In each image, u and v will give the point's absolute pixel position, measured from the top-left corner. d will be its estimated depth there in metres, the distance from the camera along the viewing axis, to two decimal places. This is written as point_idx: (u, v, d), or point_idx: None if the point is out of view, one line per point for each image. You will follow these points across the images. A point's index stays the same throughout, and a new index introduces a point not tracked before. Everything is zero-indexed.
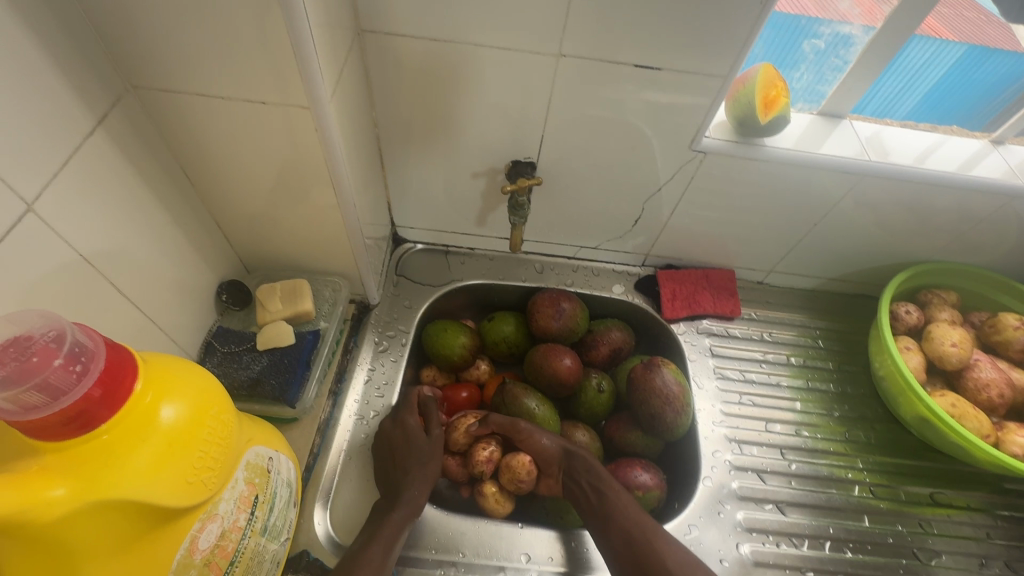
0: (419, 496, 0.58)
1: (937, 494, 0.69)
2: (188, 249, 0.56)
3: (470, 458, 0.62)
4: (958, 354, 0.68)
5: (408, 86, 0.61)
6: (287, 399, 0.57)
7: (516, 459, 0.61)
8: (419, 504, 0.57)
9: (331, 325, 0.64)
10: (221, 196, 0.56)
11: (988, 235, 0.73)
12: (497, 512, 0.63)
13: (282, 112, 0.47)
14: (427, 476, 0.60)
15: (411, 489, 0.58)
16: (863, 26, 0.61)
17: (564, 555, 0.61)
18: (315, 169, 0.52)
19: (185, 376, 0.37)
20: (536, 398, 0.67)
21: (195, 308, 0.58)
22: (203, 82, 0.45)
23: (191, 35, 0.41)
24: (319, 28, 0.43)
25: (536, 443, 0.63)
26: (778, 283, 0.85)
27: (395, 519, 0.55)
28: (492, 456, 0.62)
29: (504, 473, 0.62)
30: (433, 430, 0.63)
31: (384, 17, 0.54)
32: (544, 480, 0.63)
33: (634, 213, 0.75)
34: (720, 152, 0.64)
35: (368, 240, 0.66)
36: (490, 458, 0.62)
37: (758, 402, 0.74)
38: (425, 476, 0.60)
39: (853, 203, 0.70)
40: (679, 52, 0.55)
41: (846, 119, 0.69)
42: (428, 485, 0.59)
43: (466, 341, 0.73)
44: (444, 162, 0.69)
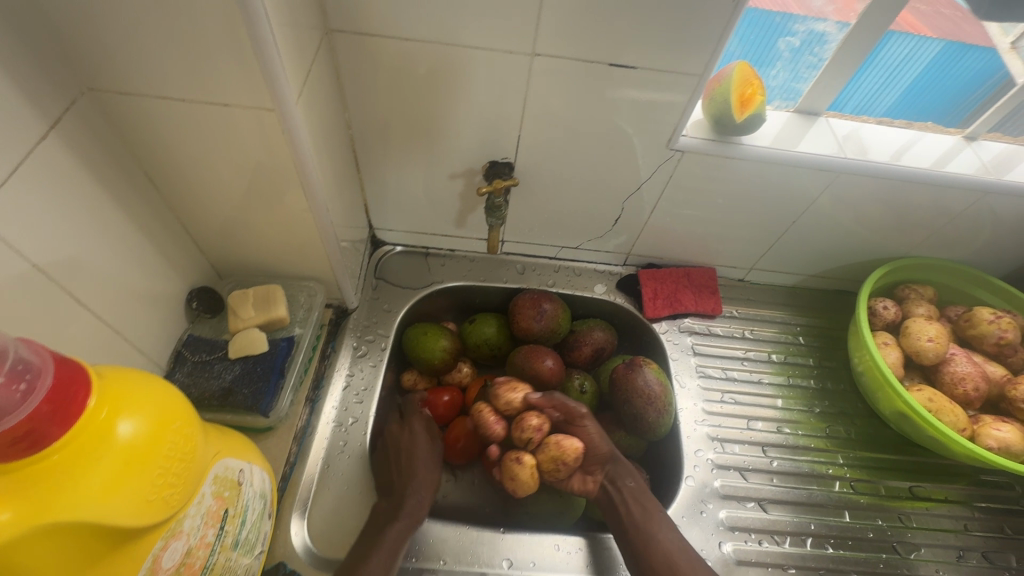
0: (421, 504, 0.60)
1: (916, 487, 0.70)
2: (154, 257, 0.54)
3: (520, 424, 0.63)
4: (934, 349, 0.69)
5: (381, 87, 0.59)
6: (260, 408, 0.55)
7: (568, 440, 0.62)
8: (422, 515, 0.60)
9: (306, 331, 0.63)
10: (188, 201, 0.55)
11: (963, 230, 0.74)
12: (521, 487, 0.62)
13: (246, 115, 0.46)
14: (422, 488, 0.61)
15: (410, 498, 0.60)
16: (838, 22, 0.60)
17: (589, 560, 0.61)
18: (283, 173, 0.51)
19: (144, 389, 0.36)
20: None
21: (163, 316, 0.57)
22: (162, 84, 0.44)
23: (145, 35, 0.40)
24: (281, 27, 0.42)
25: (586, 434, 0.64)
26: (759, 281, 0.86)
27: (397, 530, 0.57)
28: (541, 428, 0.63)
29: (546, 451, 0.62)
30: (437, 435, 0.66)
31: (353, 16, 0.53)
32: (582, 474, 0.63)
33: (614, 212, 0.74)
34: (697, 151, 0.64)
35: (344, 243, 0.65)
36: (540, 428, 0.63)
37: (740, 400, 0.74)
38: (423, 485, 0.62)
39: (831, 201, 0.71)
40: (653, 51, 0.55)
41: (822, 117, 0.69)
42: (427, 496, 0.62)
43: (446, 344, 0.72)
44: (420, 164, 0.68)
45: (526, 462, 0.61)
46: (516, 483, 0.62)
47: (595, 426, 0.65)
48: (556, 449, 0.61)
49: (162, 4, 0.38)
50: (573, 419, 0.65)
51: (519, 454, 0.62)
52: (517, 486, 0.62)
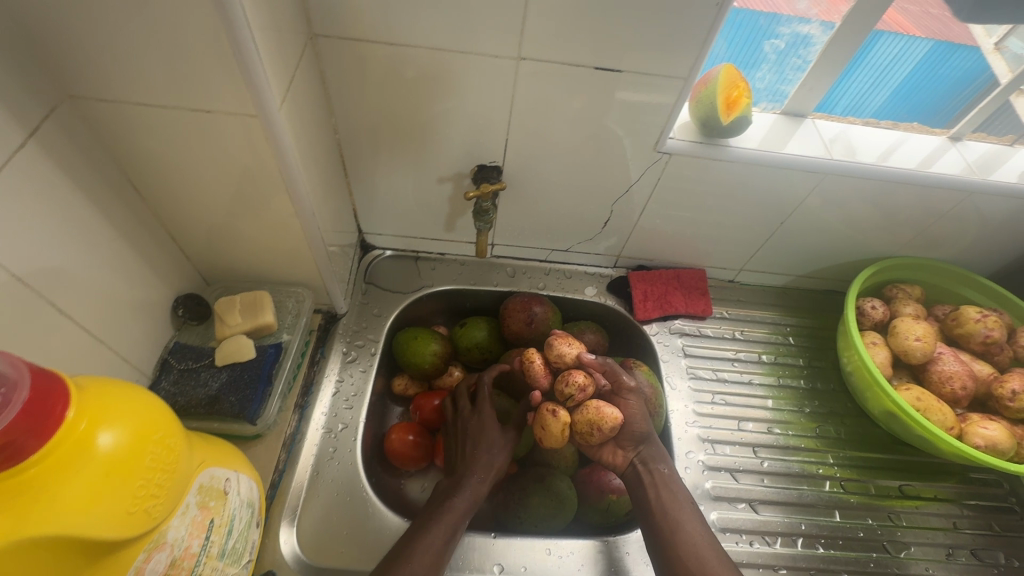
0: (480, 486, 0.59)
1: (905, 486, 0.70)
2: (138, 264, 0.54)
3: (565, 379, 0.61)
4: (921, 348, 0.69)
5: (367, 92, 0.59)
6: (248, 415, 0.55)
7: (609, 409, 0.59)
8: (481, 496, 0.58)
9: (294, 337, 0.62)
10: (173, 208, 0.54)
11: (948, 229, 0.75)
12: (546, 438, 0.61)
13: (229, 121, 0.45)
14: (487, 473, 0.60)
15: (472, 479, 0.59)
16: (823, 23, 0.61)
17: (603, 561, 0.62)
18: (268, 179, 0.51)
19: (126, 399, 0.35)
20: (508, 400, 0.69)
21: (149, 324, 0.56)
22: (143, 91, 0.43)
23: (125, 41, 0.40)
24: (263, 33, 0.42)
25: (629, 409, 0.62)
26: (749, 282, 0.86)
27: (456, 506, 0.56)
28: (584, 389, 0.61)
29: (584, 413, 0.60)
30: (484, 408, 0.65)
31: (338, 22, 0.53)
32: (613, 445, 0.62)
33: (603, 214, 0.74)
34: (684, 153, 0.64)
35: (332, 248, 0.65)
36: (584, 388, 0.61)
37: (730, 401, 0.75)
38: (488, 468, 0.60)
39: (818, 201, 0.71)
40: (637, 54, 0.55)
41: (809, 118, 0.70)
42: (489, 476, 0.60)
43: (437, 348, 0.72)
44: (408, 168, 0.68)
45: (561, 417, 0.60)
46: (546, 433, 0.61)
47: (639, 402, 0.63)
48: (595, 413, 0.59)
49: (141, 10, 0.38)
50: (619, 391, 0.63)
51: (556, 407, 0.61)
52: (546, 437, 0.61)
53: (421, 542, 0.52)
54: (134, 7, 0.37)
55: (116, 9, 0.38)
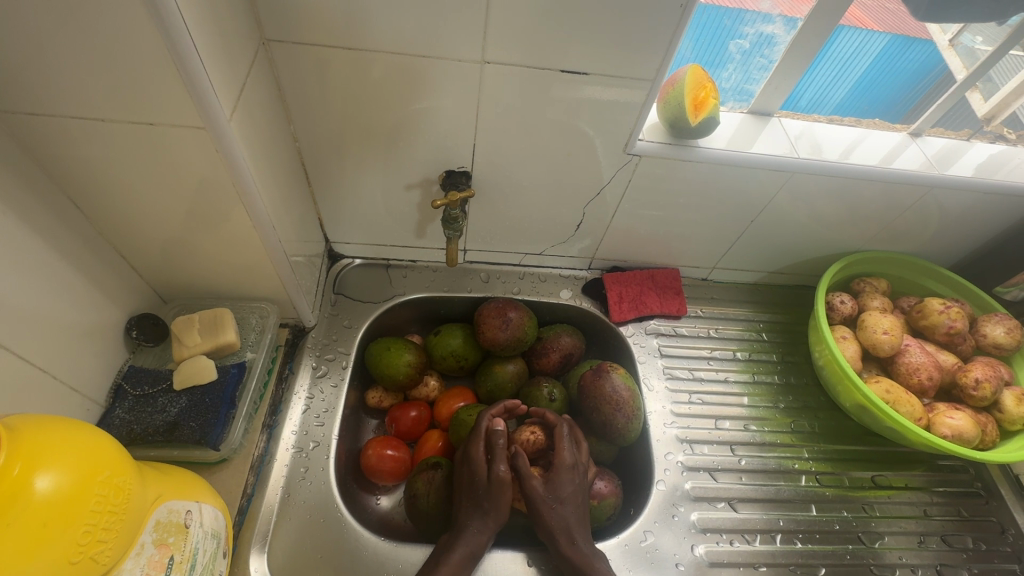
0: (479, 536, 0.57)
1: (878, 477, 0.71)
2: (83, 286, 0.50)
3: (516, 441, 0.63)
4: (889, 342, 0.70)
5: (326, 97, 0.57)
6: (210, 441, 0.52)
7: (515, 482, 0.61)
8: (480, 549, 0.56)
9: (259, 355, 0.60)
10: (122, 224, 0.51)
11: (911, 223, 0.76)
12: None
13: (176, 134, 0.43)
14: (490, 524, 0.57)
15: (471, 530, 0.57)
16: (786, 22, 0.61)
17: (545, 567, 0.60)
18: (222, 193, 0.48)
19: (66, 444, 0.33)
20: None
21: (100, 349, 0.53)
22: (79, 103, 0.40)
23: (54, 51, 0.37)
24: (206, 39, 0.40)
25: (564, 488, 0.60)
26: (721, 279, 0.87)
27: (451, 560, 0.55)
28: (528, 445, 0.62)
29: None
30: (500, 468, 0.59)
31: (291, 27, 0.51)
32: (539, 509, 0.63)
33: (575, 217, 0.74)
34: (655, 155, 0.64)
35: (295, 259, 0.62)
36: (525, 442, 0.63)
37: (707, 400, 0.75)
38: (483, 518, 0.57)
39: (787, 198, 0.71)
40: (604, 56, 0.54)
41: (775, 116, 0.70)
42: (490, 526, 0.58)
43: (411, 359, 0.70)
44: (373, 174, 0.66)
45: None
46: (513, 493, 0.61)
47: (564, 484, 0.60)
48: None
49: (70, 17, 0.35)
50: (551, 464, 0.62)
51: None
52: None
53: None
54: (60, 15, 0.35)
55: (42, 16, 0.35)
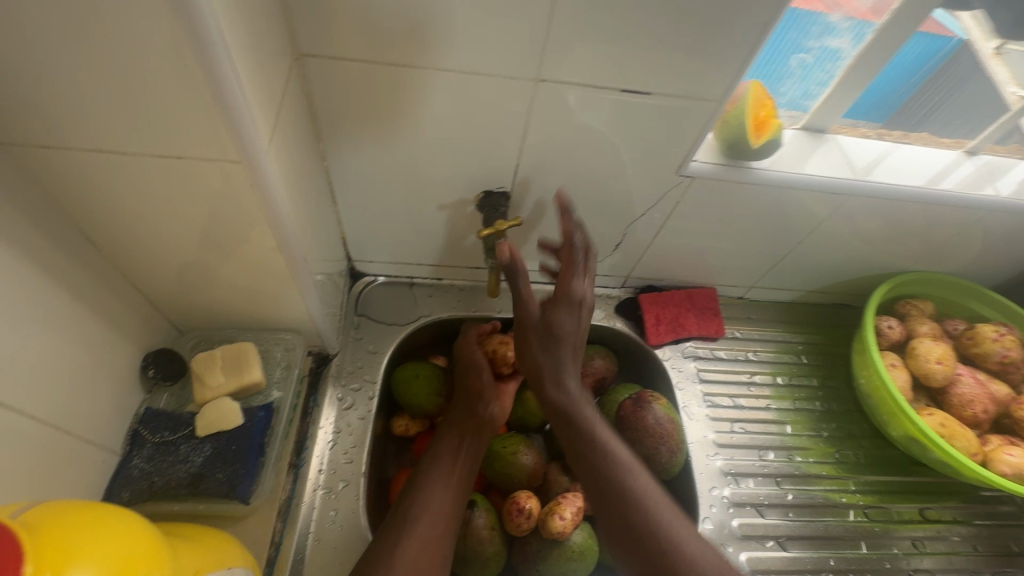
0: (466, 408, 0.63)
1: (926, 510, 0.69)
2: (97, 326, 0.46)
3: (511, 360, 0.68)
4: (942, 371, 0.68)
5: (360, 114, 0.52)
6: (238, 495, 0.48)
7: (559, 503, 0.61)
8: (464, 424, 0.62)
9: (286, 394, 0.55)
10: (139, 258, 0.46)
11: (962, 243, 0.73)
12: (518, 531, 0.61)
13: (206, 167, 0.38)
14: (473, 394, 0.64)
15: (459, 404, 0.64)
16: (852, 38, 0.57)
17: None
18: (253, 226, 0.44)
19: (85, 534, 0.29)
20: (490, 521, 0.61)
21: (116, 393, 0.48)
22: (97, 134, 0.36)
23: (72, 75, 0.32)
24: (246, 63, 0.35)
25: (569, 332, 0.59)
26: (758, 298, 0.83)
27: (443, 443, 0.61)
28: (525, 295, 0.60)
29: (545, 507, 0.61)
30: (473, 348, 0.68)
31: (327, 40, 0.46)
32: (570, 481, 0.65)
33: (615, 236, 0.69)
34: (708, 177, 0.60)
35: (319, 278, 0.57)
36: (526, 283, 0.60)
37: (749, 429, 0.72)
38: (472, 393, 0.64)
39: (837, 220, 0.68)
40: (668, 75, 0.50)
41: (829, 133, 0.66)
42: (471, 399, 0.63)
43: (440, 386, 0.66)
44: (404, 193, 0.62)
45: (530, 506, 0.61)
46: (554, 526, 0.59)
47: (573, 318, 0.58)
48: (557, 502, 0.61)
49: (96, 44, 0.31)
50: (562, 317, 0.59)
51: (520, 501, 0.62)
52: (512, 520, 0.61)
53: (410, 529, 0.53)
54: (86, 42, 0.30)
55: (61, 38, 0.30)
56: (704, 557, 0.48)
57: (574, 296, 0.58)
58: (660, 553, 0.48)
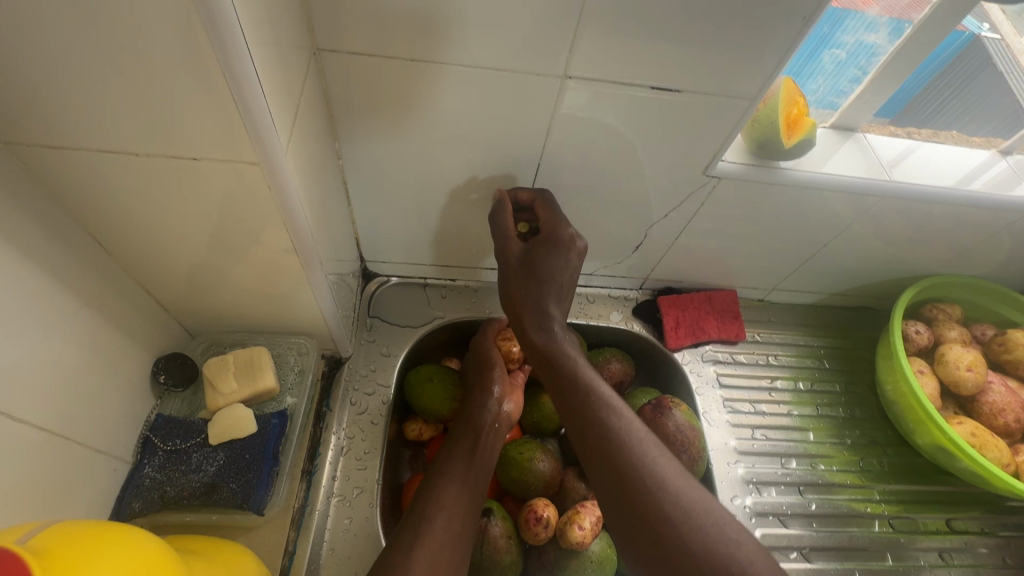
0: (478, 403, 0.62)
1: (953, 520, 0.67)
2: (107, 332, 0.44)
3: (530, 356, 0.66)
4: (973, 379, 0.66)
5: (377, 112, 0.51)
6: (252, 505, 0.46)
7: (578, 511, 0.59)
8: (478, 418, 0.61)
9: (300, 401, 0.54)
10: (150, 262, 0.45)
11: (994, 246, 0.71)
12: (536, 540, 0.59)
13: (222, 169, 0.37)
14: (486, 389, 0.63)
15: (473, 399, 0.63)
16: (888, 33, 0.55)
17: None
18: (268, 228, 0.42)
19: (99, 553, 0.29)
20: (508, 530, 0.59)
21: (127, 400, 0.47)
22: (108, 135, 0.34)
23: (84, 74, 0.30)
24: (266, 61, 0.34)
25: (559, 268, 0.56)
26: (779, 301, 0.81)
27: (457, 438, 0.60)
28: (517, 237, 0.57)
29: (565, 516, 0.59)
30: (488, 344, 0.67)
31: (345, 35, 0.44)
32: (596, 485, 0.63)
33: (636, 237, 0.67)
34: (736, 177, 0.58)
35: (332, 279, 0.56)
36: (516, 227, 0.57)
37: (771, 436, 0.70)
38: (485, 388, 0.63)
39: (865, 223, 0.66)
40: (700, 72, 0.48)
41: (859, 132, 0.64)
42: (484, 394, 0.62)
43: (454, 390, 0.65)
44: (420, 193, 0.60)
45: (549, 515, 0.59)
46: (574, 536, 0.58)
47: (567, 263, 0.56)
48: (577, 511, 0.59)
49: (109, 40, 0.29)
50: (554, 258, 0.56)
51: (538, 509, 0.60)
52: (530, 530, 0.59)
53: (431, 525, 0.51)
54: (98, 38, 0.29)
55: (72, 35, 0.28)
56: (691, 501, 0.44)
57: (563, 239, 0.56)
58: (648, 495, 0.44)
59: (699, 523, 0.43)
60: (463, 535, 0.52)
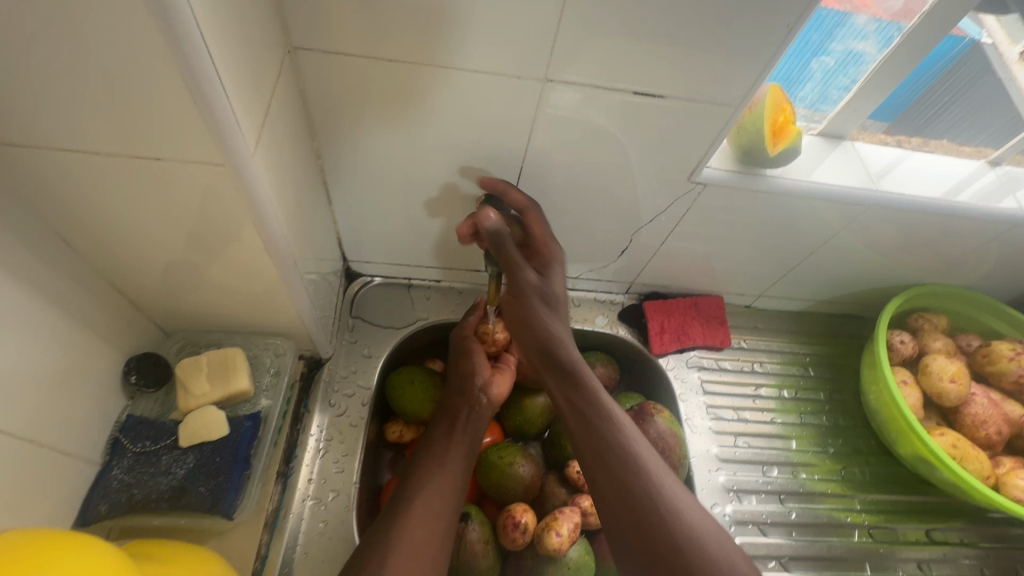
0: (457, 394, 0.61)
1: (933, 531, 0.67)
2: (75, 332, 0.44)
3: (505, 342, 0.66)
4: (956, 391, 0.66)
5: (356, 112, 0.50)
6: (221, 509, 0.46)
7: (555, 519, 0.58)
8: (458, 405, 0.60)
9: (275, 403, 0.54)
10: (119, 262, 0.44)
11: (981, 256, 0.70)
12: (514, 546, 0.59)
13: (189, 171, 0.36)
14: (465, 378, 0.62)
15: (453, 388, 0.62)
16: (878, 42, 0.54)
17: None
18: (239, 228, 0.41)
19: (56, 556, 0.28)
20: (486, 535, 0.58)
21: (95, 401, 0.46)
22: (70, 134, 0.33)
23: (40, 73, 0.30)
24: (231, 61, 0.33)
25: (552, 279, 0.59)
26: (766, 307, 0.80)
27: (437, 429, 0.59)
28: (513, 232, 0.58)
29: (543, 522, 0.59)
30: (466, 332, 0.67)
31: (323, 33, 0.44)
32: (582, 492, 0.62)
33: (621, 242, 0.67)
34: (721, 184, 0.58)
35: (311, 276, 0.55)
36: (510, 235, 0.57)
37: (753, 444, 0.70)
38: (464, 373, 0.63)
39: (852, 231, 0.66)
40: (683, 78, 0.48)
41: (847, 140, 0.63)
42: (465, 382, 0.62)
43: (432, 386, 0.64)
44: (402, 195, 0.59)
45: (527, 521, 0.59)
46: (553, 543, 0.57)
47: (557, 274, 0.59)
48: (554, 517, 0.58)
49: (65, 38, 0.28)
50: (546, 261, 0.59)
51: (517, 516, 0.59)
52: (509, 537, 0.59)
53: (408, 506, 0.52)
54: (52, 37, 0.28)
55: (25, 34, 0.28)
56: (702, 524, 0.46)
57: (555, 255, 0.59)
58: (656, 520, 0.46)
59: (705, 547, 0.45)
60: (444, 516, 0.52)
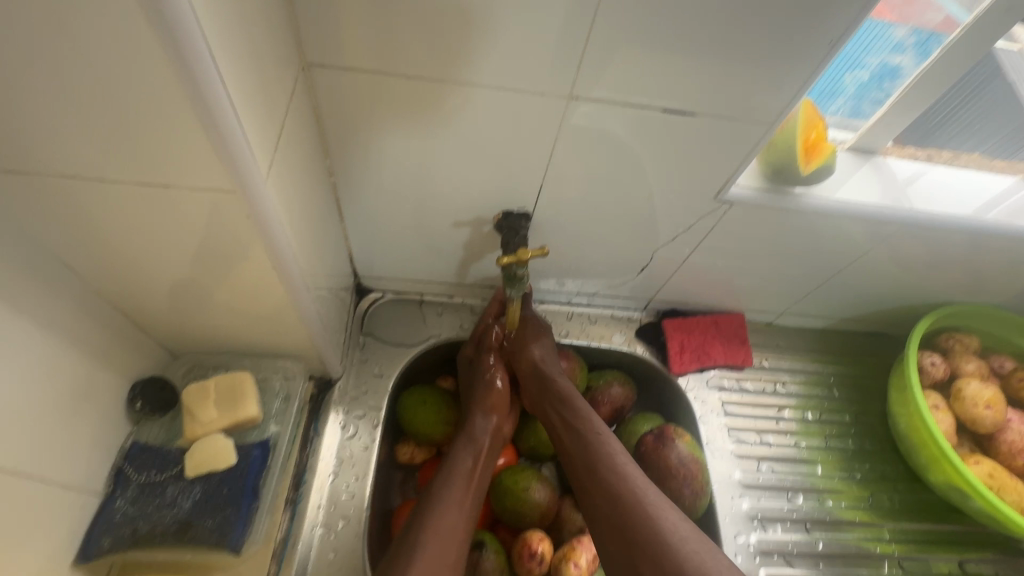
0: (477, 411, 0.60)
1: (965, 563, 0.65)
2: (78, 360, 0.42)
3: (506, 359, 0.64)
4: (991, 418, 0.64)
5: (371, 129, 0.48)
6: (228, 545, 0.45)
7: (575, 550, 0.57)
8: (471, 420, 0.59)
9: (284, 430, 0.52)
10: (124, 286, 0.43)
11: (1016, 276, 0.67)
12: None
13: (197, 197, 0.34)
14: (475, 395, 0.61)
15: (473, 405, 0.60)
16: (916, 56, 0.52)
17: None
18: (249, 253, 0.40)
19: None
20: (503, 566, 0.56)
21: (99, 430, 0.45)
22: (73, 160, 0.32)
23: (43, 99, 0.28)
24: (244, 83, 0.31)
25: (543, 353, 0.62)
26: (788, 325, 0.78)
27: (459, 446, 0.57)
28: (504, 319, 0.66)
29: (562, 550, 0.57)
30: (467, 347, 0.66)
31: (339, 49, 0.42)
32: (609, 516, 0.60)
33: (641, 259, 0.65)
34: (749, 204, 0.55)
35: (323, 297, 0.53)
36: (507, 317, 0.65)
37: (778, 470, 0.67)
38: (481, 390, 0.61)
39: (882, 250, 0.63)
40: (714, 93, 0.46)
41: (878, 155, 0.61)
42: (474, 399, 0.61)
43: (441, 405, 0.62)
44: (415, 212, 0.57)
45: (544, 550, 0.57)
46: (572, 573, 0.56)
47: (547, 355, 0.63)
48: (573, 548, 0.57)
49: (70, 65, 0.27)
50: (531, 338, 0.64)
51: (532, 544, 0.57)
52: (525, 566, 0.57)
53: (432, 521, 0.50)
54: (55, 64, 0.26)
55: (30, 61, 0.26)
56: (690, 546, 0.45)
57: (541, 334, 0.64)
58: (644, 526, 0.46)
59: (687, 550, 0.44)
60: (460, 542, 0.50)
